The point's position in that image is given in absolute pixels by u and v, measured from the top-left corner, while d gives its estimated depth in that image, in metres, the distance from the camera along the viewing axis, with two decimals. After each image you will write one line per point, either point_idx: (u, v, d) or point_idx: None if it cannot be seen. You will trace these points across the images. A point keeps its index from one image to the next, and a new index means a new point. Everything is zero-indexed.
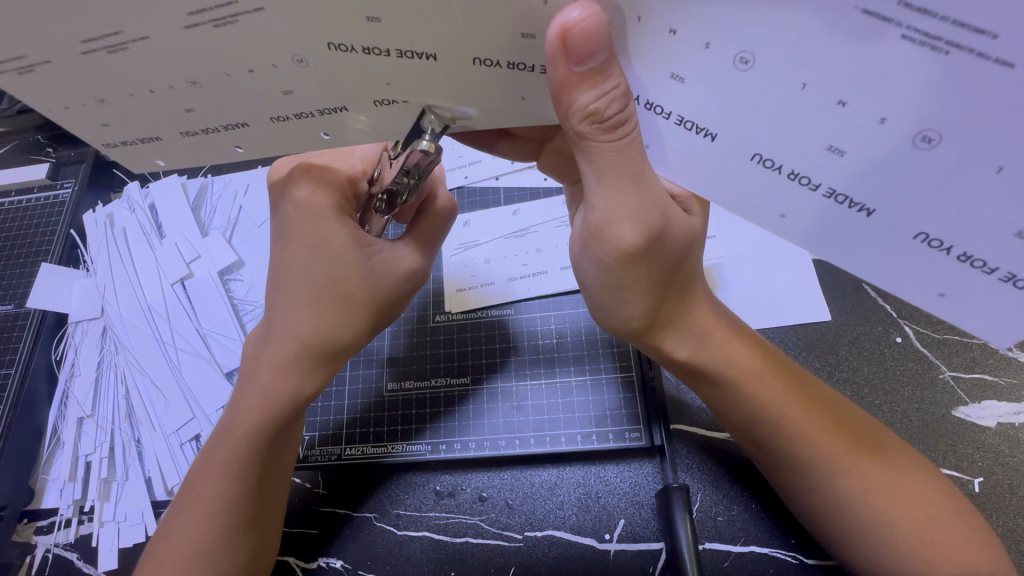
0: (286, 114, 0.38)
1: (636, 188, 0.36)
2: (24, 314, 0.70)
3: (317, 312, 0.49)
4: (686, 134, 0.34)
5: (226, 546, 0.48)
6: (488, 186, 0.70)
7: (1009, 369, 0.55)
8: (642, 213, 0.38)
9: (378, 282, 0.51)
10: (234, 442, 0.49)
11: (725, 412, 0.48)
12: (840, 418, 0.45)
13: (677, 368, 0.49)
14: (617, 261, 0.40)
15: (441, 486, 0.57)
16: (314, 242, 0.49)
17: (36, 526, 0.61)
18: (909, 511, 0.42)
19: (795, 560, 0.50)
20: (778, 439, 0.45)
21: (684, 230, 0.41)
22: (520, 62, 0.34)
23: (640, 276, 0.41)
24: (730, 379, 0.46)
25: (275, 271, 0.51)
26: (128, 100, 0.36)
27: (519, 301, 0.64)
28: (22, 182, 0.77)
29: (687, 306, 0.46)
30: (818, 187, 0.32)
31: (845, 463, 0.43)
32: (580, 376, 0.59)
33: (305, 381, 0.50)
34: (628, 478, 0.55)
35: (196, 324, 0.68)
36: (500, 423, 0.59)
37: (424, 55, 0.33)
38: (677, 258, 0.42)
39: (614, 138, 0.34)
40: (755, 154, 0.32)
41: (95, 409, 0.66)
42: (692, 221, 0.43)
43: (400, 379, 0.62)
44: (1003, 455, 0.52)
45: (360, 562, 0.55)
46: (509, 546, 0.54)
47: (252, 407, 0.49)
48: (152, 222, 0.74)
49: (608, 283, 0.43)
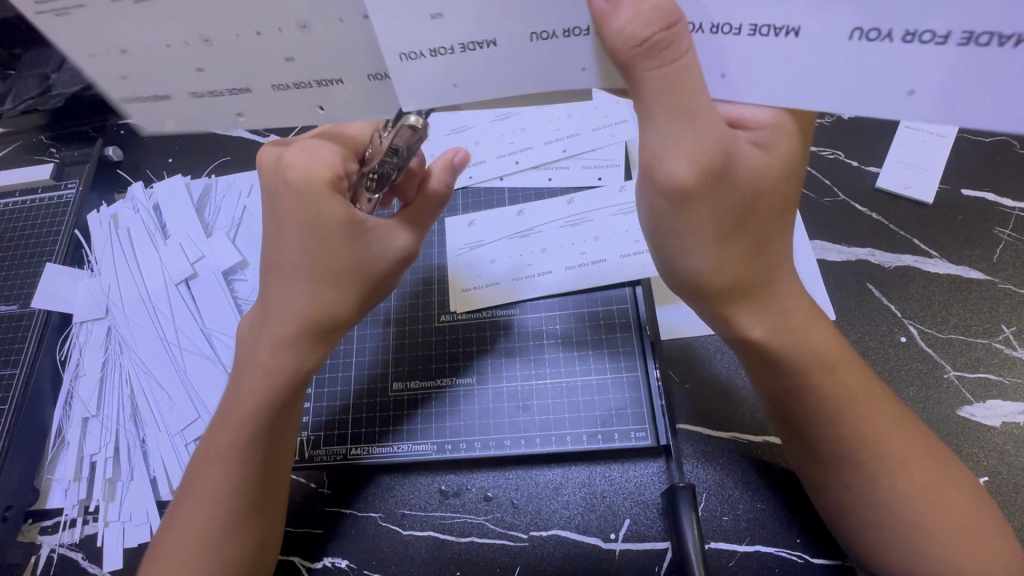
0: (285, 82, 0.37)
1: (691, 122, 0.34)
2: (28, 314, 0.69)
3: (312, 294, 0.49)
4: (768, 41, 0.31)
5: (232, 534, 0.48)
6: (492, 186, 0.71)
7: (1013, 368, 0.56)
8: (699, 147, 0.35)
9: (373, 260, 0.51)
10: (234, 426, 0.49)
11: (791, 400, 0.45)
12: (897, 421, 0.44)
13: (745, 349, 0.45)
14: (668, 203, 0.37)
15: (446, 486, 0.57)
16: (306, 227, 0.47)
17: (41, 526, 0.61)
18: (953, 517, 0.42)
19: (801, 560, 0.51)
20: (823, 435, 0.44)
21: (758, 171, 0.37)
22: (570, 28, 0.32)
23: (701, 220, 0.37)
24: (795, 365, 0.43)
25: (268, 251, 0.50)
26: (145, 53, 0.35)
27: (524, 301, 0.64)
28: (25, 183, 0.77)
29: (766, 260, 0.41)
30: (947, 37, 0.28)
31: (897, 463, 0.43)
32: (586, 376, 0.59)
33: (306, 356, 0.50)
34: (633, 478, 0.55)
35: (201, 324, 0.68)
36: (506, 423, 0.58)
37: (482, 44, 0.33)
38: (749, 204, 0.38)
39: (662, 63, 0.33)
40: (854, 29, 0.29)
41: (99, 409, 0.66)
42: (775, 164, 0.38)
43: (406, 379, 0.62)
44: (1008, 455, 0.52)
45: (366, 562, 0.55)
46: (515, 546, 0.54)
47: (252, 385, 0.50)
48: (156, 222, 0.74)
49: (665, 228, 0.39)
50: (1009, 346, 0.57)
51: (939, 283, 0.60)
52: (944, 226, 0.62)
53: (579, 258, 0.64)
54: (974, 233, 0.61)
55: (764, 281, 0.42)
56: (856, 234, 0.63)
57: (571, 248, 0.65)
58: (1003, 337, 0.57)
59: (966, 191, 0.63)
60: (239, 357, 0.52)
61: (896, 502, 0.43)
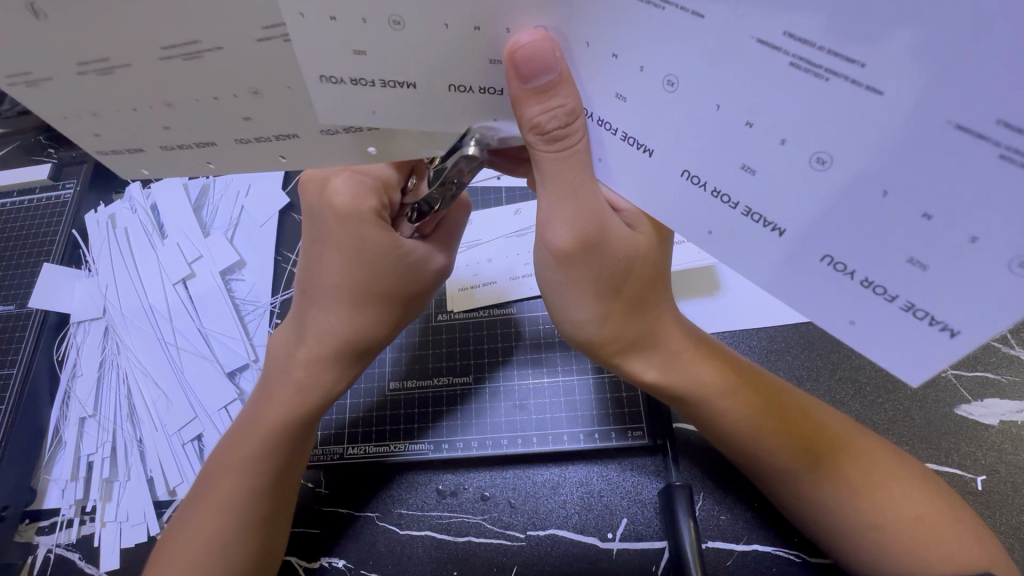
0: (249, 137, 0.40)
1: (574, 196, 0.39)
2: (26, 314, 0.69)
3: (348, 312, 0.49)
4: (628, 150, 0.36)
5: (238, 542, 0.47)
6: (489, 185, 0.70)
7: (1011, 366, 0.55)
8: (576, 217, 0.39)
9: (411, 284, 0.51)
10: (252, 450, 0.49)
11: (698, 423, 0.48)
12: (816, 432, 0.45)
13: (647, 389, 0.48)
14: (556, 261, 0.42)
15: (443, 486, 0.57)
16: (351, 247, 0.48)
17: (37, 526, 0.61)
18: (902, 508, 0.42)
19: (797, 559, 0.51)
20: (747, 449, 0.46)
21: (624, 249, 0.42)
22: (488, 86, 0.36)
23: (581, 278, 0.42)
24: (690, 396, 0.46)
25: (307, 269, 0.50)
26: (119, 117, 0.38)
27: (520, 301, 0.64)
28: (22, 183, 0.77)
29: (645, 322, 0.45)
30: (736, 205, 0.33)
31: (826, 470, 0.44)
32: (582, 375, 0.59)
33: (340, 374, 0.51)
34: (630, 477, 0.55)
35: (199, 324, 0.68)
36: (503, 422, 0.58)
37: (403, 83, 0.35)
38: (623, 268, 0.42)
39: (557, 151, 0.37)
40: (684, 169, 0.34)
41: (97, 409, 0.66)
42: (642, 245, 0.43)
43: (402, 379, 0.62)
44: (1006, 453, 0.52)
45: (362, 562, 0.55)
46: (511, 546, 0.54)
47: (285, 399, 0.50)
48: (153, 222, 0.74)
49: (552, 282, 0.44)
50: (1007, 345, 0.56)
51: None
52: None
53: None
54: None
55: (649, 331, 0.46)
56: None
57: None
58: (1001, 336, 0.57)
59: None
60: (271, 368, 0.53)
61: (836, 503, 0.43)
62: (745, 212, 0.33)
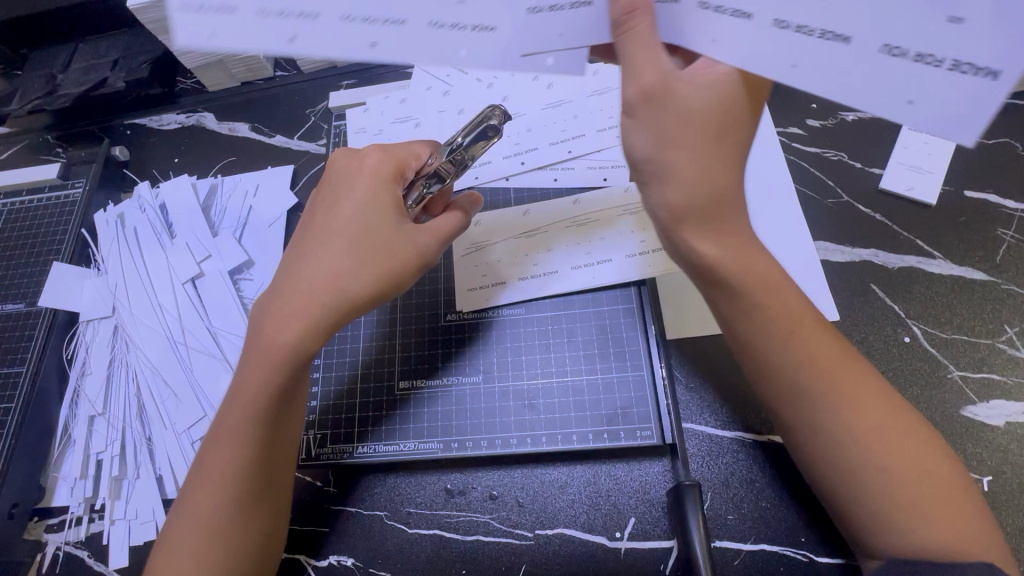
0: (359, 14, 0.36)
1: (653, 60, 0.38)
2: (35, 313, 0.70)
3: (333, 264, 0.49)
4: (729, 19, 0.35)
5: (235, 522, 0.48)
6: (498, 187, 0.70)
7: (1017, 369, 0.56)
8: (639, 73, 0.39)
9: (397, 246, 0.50)
10: (229, 436, 0.48)
11: (730, 333, 0.46)
12: (849, 368, 0.43)
13: (719, 287, 0.43)
14: (638, 107, 0.40)
15: (451, 484, 0.57)
16: (360, 200, 0.51)
17: (47, 524, 0.62)
18: (915, 474, 0.41)
19: (804, 559, 0.51)
20: (777, 371, 0.43)
21: (700, 92, 0.39)
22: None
23: (662, 129, 0.40)
24: (743, 289, 0.42)
25: (312, 223, 0.52)
26: None
27: (530, 301, 0.63)
28: (32, 182, 0.77)
29: (717, 169, 0.40)
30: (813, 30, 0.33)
31: (850, 405, 0.42)
32: (591, 375, 0.59)
33: (307, 335, 0.48)
34: (638, 476, 0.55)
35: (208, 323, 0.68)
36: (512, 422, 0.59)
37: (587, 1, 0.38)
38: (712, 134, 0.40)
39: (630, 30, 0.38)
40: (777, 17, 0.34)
41: (106, 406, 0.67)
42: (729, 111, 0.39)
43: (412, 378, 0.62)
44: (1011, 454, 0.53)
45: (371, 561, 0.55)
46: (520, 544, 0.54)
47: (258, 360, 0.48)
48: (162, 221, 0.74)
49: (627, 133, 0.41)
50: (1013, 347, 0.57)
51: (943, 285, 0.60)
52: (948, 227, 0.62)
53: (584, 259, 0.63)
54: (978, 236, 0.61)
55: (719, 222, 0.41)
56: (861, 235, 0.63)
57: (576, 248, 0.64)
58: (1006, 338, 0.57)
59: (969, 192, 0.63)
60: (249, 339, 0.51)
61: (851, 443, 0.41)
62: (819, 36, 0.33)
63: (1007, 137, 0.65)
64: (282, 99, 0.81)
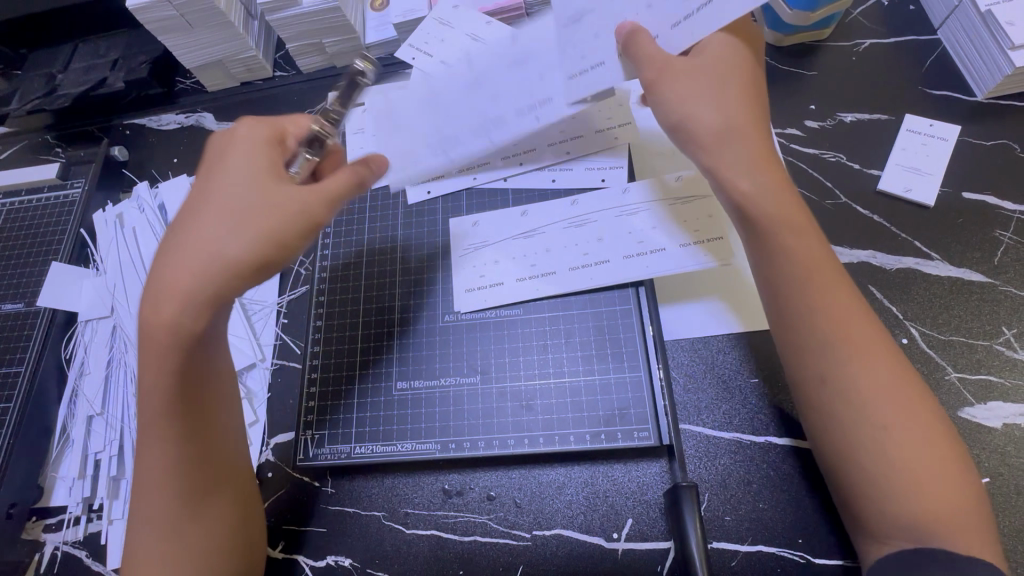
0: None
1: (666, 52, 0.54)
2: (34, 312, 0.70)
3: (210, 232, 0.47)
4: None
5: (188, 519, 0.49)
6: (497, 187, 0.70)
7: (1014, 370, 0.56)
8: (655, 56, 0.54)
9: (280, 205, 0.48)
10: (151, 437, 0.48)
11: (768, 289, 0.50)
12: (872, 337, 0.46)
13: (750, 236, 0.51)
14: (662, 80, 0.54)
15: (449, 485, 0.58)
16: (239, 172, 0.49)
17: (44, 524, 0.62)
18: (918, 446, 0.43)
19: (801, 560, 0.51)
20: (806, 328, 0.47)
21: (709, 56, 0.54)
22: None
23: (686, 91, 0.53)
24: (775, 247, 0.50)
25: (190, 199, 0.50)
26: None
27: (527, 301, 0.63)
28: (31, 183, 0.77)
29: (734, 113, 0.52)
30: None
31: (862, 359, 0.45)
32: (588, 376, 0.59)
33: (185, 308, 0.45)
34: (635, 478, 0.56)
35: None
36: (510, 423, 0.58)
37: None
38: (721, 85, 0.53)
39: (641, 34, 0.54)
40: None
41: (104, 406, 0.66)
42: (733, 68, 0.54)
43: (409, 378, 0.62)
44: (1008, 455, 0.53)
45: (369, 562, 0.56)
46: (516, 545, 0.55)
47: (146, 346, 0.47)
48: (161, 221, 0.74)
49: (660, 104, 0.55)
50: (1010, 348, 0.57)
51: (941, 287, 0.60)
52: (946, 227, 0.62)
53: (582, 259, 0.63)
54: (977, 238, 0.61)
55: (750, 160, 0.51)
56: (860, 236, 0.63)
57: (575, 248, 0.64)
58: (1004, 339, 0.57)
59: (967, 194, 0.63)
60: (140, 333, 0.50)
61: (859, 398, 0.45)
62: None
63: (1005, 138, 0.65)
64: (281, 99, 0.81)
